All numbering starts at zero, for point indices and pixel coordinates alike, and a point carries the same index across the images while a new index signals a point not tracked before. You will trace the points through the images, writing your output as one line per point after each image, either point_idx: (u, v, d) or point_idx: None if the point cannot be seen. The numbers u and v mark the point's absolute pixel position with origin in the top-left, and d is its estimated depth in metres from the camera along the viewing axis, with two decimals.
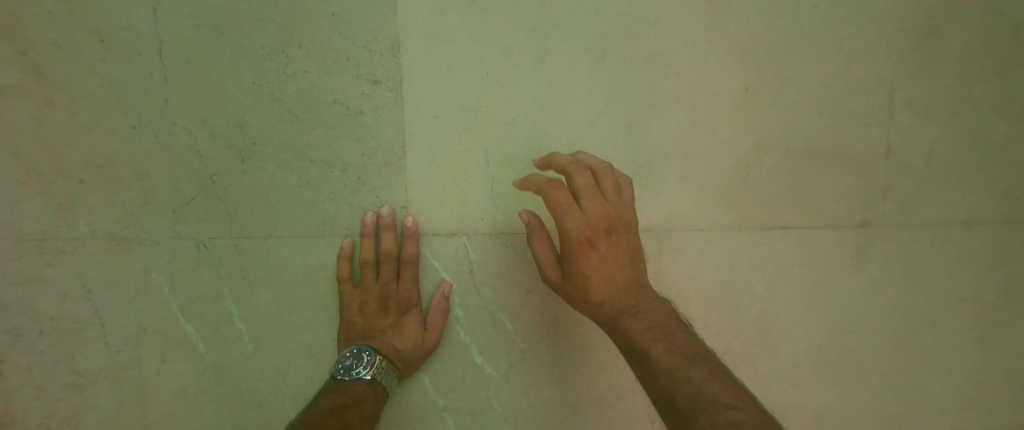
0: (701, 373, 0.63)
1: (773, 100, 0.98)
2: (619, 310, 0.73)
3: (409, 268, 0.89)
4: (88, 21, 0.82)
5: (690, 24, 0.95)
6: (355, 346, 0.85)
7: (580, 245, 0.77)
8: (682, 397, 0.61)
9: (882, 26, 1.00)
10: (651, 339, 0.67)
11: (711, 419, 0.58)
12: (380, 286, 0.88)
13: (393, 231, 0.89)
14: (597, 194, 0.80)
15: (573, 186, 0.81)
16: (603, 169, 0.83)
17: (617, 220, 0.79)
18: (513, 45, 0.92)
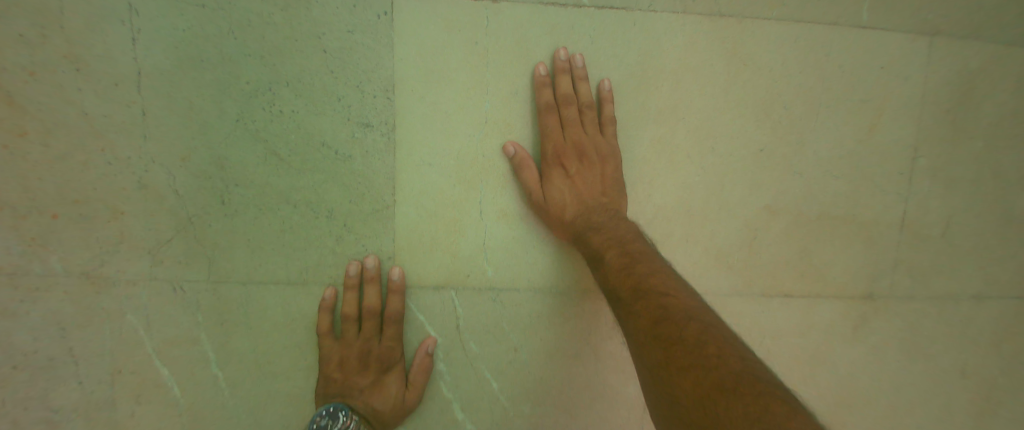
0: (645, 269, 0.74)
1: (798, 159, 0.92)
2: (586, 227, 0.81)
3: (393, 325, 0.87)
4: (61, 47, 0.77)
5: (709, 77, 0.88)
6: (331, 405, 0.82)
7: (553, 166, 0.83)
8: (625, 290, 0.73)
9: (910, 88, 0.94)
10: (608, 246, 0.78)
11: (644, 305, 0.70)
12: (361, 342, 0.87)
13: (376, 285, 0.86)
14: (579, 121, 0.84)
15: (559, 111, 0.84)
16: (587, 101, 0.84)
17: (592, 148, 0.83)
18: (517, 89, 0.85)
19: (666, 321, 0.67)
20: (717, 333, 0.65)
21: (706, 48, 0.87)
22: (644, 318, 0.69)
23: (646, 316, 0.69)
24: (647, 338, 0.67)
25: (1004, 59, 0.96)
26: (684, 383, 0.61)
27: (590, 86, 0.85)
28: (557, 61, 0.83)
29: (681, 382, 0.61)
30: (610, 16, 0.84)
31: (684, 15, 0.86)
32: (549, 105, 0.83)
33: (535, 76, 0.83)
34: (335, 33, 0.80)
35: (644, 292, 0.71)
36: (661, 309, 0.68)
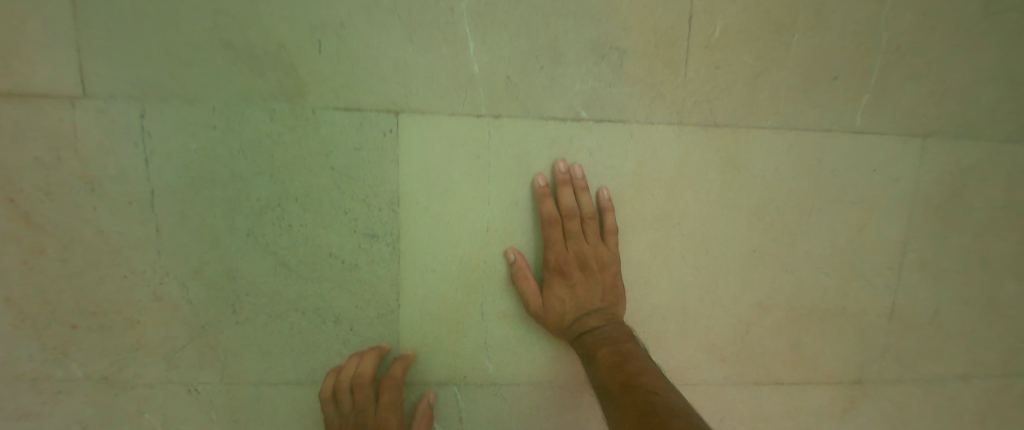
0: (635, 368, 0.78)
1: (791, 259, 0.96)
2: (583, 330, 0.85)
3: (389, 390, 0.86)
4: (76, 169, 0.79)
5: (704, 184, 0.91)
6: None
7: (555, 275, 0.86)
8: (615, 386, 0.77)
9: (900, 187, 0.98)
10: (599, 346, 0.83)
11: (632, 401, 0.74)
12: (357, 410, 0.86)
13: (375, 352, 0.87)
14: (581, 232, 0.87)
15: (562, 222, 0.86)
16: (590, 214, 0.87)
17: (594, 258, 0.86)
18: (516, 199, 0.87)
19: (653, 416, 0.71)
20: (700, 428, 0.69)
21: (700, 156, 0.90)
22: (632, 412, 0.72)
23: (634, 410, 0.73)
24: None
25: (995, 155, 1.00)
26: None
27: (590, 194, 0.88)
28: (558, 174, 0.86)
29: None
30: (608, 129, 0.88)
31: (681, 126, 0.89)
32: (552, 216, 0.85)
33: (535, 187, 0.86)
34: (341, 151, 0.82)
35: (632, 388, 0.75)
36: (648, 405, 0.72)
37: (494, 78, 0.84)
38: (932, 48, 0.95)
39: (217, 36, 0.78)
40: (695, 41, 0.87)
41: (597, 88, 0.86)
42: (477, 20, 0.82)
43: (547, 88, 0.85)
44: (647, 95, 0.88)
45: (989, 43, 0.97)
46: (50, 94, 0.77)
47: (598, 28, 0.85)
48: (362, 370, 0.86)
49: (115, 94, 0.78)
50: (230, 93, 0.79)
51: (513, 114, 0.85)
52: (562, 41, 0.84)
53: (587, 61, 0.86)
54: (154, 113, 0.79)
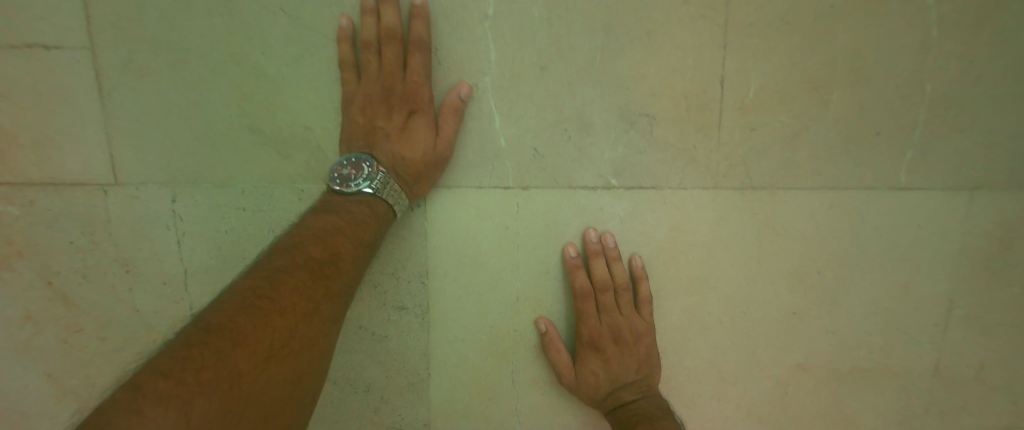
0: None
1: (830, 318, 0.93)
2: (618, 404, 0.85)
3: (417, 54, 0.75)
4: (111, 251, 0.80)
5: (738, 249, 0.88)
6: (355, 156, 0.77)
7: (588, 349, 0.85)
8: None
9: (946, 243, 0.93)
10: (634, 423, 0.81)
11: None
12: (383, 77, 0.76)
13: (395, 41, 0.75)
14: (614, 304, 0.85)
15: (596, 295, 0.85)
16: (623, 284, 0.85)
17: (627, 331, 0.85)
18: (546, 269, 0.86)
19: None
20: None
21: (736, 220, 0.88)
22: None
23: None
24: None
25: None
26: None
27: (623, 263, 0.86)
28: (589, 243, 0.84)
29: None
30: (640, 195, 0.85)
31: (715, 190, 0.86)
32: (584, 289, 0.84)
33: (566, 257, 0.84)
34: None
35: None
36: None
37: (520, 150, 0.82)
38: (983, 97, 0.89)
39: (244, 121, 0.78)
40: (728, 103, 0.83)
41: (627, 156, 0.84)
42: (500, 92, 0.80)
43: (575, 157, 0.83)
44: (678, 161, 0.85)
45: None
46: (84, 183, 0.79)
47: (624, 94, 0.81)
48: (382, 59, 0.76)
49: (148, 180, 0.79)
50: (260, 175, 0.80)
51: (541, 184, 0.84)
52: (587, 109, 0.82)
53: (615, 127, 0.83)
54: (186, 197, 0.80)
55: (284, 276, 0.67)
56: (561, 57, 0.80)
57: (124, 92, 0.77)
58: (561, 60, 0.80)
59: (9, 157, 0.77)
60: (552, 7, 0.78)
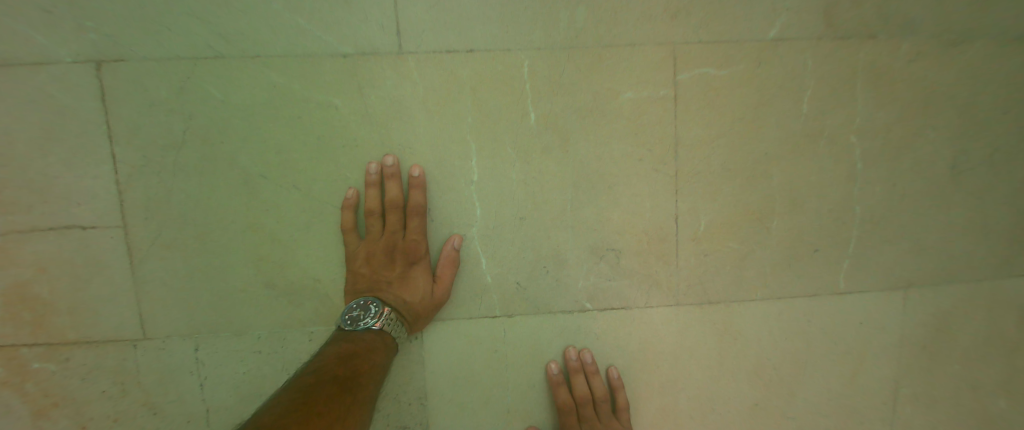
0: None
1: (787, 407, 1.06)
2: None
3: (416, 218, 0.87)
4: (140, 396, 0.90)
5: (701, 353, 1.02)
6: (362, 299, 0.86)
7: None
8: None
9: (883, 336, 1.06)
10: None
11: None
12: (385, 236, 0.88)
13: (397, 208, 0.87)
14: (595, 414, 0.98)
15: (578, 407, 0.98)
16: (601, 397, 0.97)
17: None
18: (532, 382, 0.98)
19: None
20: None
21: (697, 330, 1.01)
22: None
23: None
24: None
25: (973, 293, 1.07)
26: None
27: (600, 374, 0.99)
28: (569, 360, 0.97)
29: None
30: (612, 316, 0.98)
31: (678, 306, 1.00)
32: (566, 402, 0.96)
33: (550, 374, 0.97)
34: None
35: None
36: None
37: (505, 284, 0.94)
38: (902, 213, 1.03)
39: (261, 279, 0.89)
40: (683, 235, 0.97)
41: (598, 283, 0.96)
42: (487, 240, 0.92)
43: (552, 287, 0.95)
44: (643, 284, 0.98)
45: (960, 197, 1.03)
46: (115, 338, 0.88)
47: (594, 234, 0.95)
48: (386, 222, 0.87)
49: (172, 333, 0.89)
50: (274, 322, 0.90)
51: (524, 312, 0.96)
52: (564, 247, 0.94)
53: (587, 261, 0.96)
54: (207, 345, 0.90)
55: (319, 390, 0.73)
56: (537, 208, 0.93)
57: (150, 260, 0.87)
58: (538, 211, 0.93)
59: (49, 321, 0.87)
60: (529, 169, 0.91)
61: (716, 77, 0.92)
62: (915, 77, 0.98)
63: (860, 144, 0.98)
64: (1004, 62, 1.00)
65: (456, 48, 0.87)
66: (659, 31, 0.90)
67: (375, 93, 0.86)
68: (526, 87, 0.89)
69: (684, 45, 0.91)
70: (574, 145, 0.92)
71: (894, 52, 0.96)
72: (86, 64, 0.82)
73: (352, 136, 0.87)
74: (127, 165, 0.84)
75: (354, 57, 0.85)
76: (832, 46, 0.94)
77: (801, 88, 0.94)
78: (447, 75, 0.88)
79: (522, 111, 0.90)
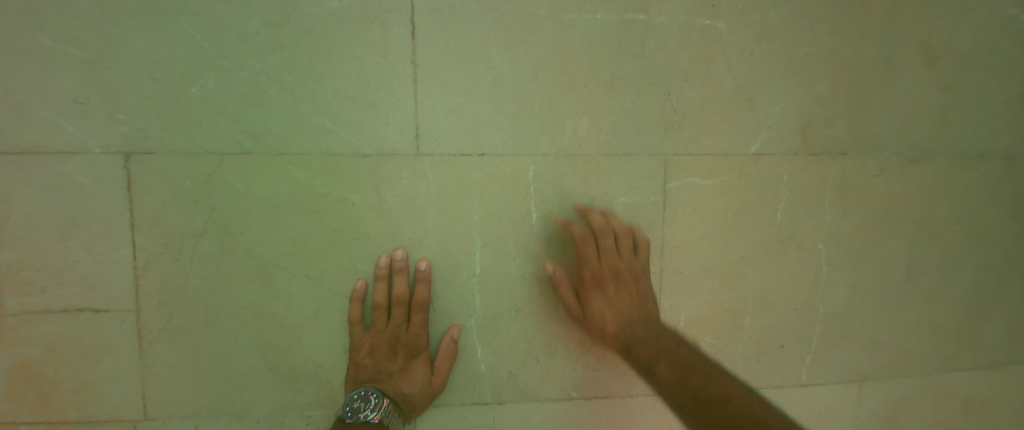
0: (696, 370, 0.80)
1: None
2: (632, 342, 0.89)
3: (419, 313, 0.93)
4: None
5: None
6: (362, 389, 0.89)
7: (591, 286, 0.95)
8: (688, 381, 0.79)
9: (843, 424, 1.14)
10: (657, 359, 0.84)
11: (710, 394, 0.76)
12: (389, 330, 0.93)
13: (402, 303, 0.93)
14: (614, 248, 0.96)
15: (597, 241, 0.97)
16: (621, 231, 0.97)
17: (627, 268, 0.95)
18: None
19: (732, 406, 0.73)
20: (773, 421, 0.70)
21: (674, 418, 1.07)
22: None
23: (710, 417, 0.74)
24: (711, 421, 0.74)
25: (923, 384, 1.17)
26: None
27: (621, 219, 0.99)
28: (580, 228, 0.96)
29: None
30: (595, 403, 1.03)
31: (656, 395, 1.06)
32: (584, 235, 0.96)
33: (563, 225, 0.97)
34: None
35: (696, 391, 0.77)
36: (718, 399, 0.75)
37: (498, 372, 0.99)
38: (864, 313, 1.11)
39: (265, 363, 0.92)
40: None
41: (585, 373, 1.02)
42: (485, 330, 0.98)
43: (541, 375, 1.01)
44: (627, 373, 1.04)
45: (913, 298, 1.13)
46: (117, 418, 0.90)
47: None
48: (390, 316, 0.93)
49: (174, 414, 0.91)
50: (275, 406, 0.93)
51: (514, 399, 1.00)
52: (553, 339, 1.00)
53: (575, 351, 1.01)
54: (207, 426, 0.92)
55: None
56: (532, 302, 0.99)
57: (158, 343, 0.89)
58: (533, 304, 0.99)
59: (52, 400, 0.88)
60: (527, 265, 0.98)
61: (700, 185, 1.00)
62: (878, 191, 1.07)
63: (827, 249, 1.07)
64: (958, 178, 1.11)
65: (468, 152, 0.93)
66: (654, 142, 0.98)
67: (390, 190, 0.92)
68: (531, 189, 0.96)
69: (675, 157, 0.99)
70: (570, 244, 0.99)
71: (862, 168, 1.06)
72: (114, 155, 0.85)
73: (366, 230, 0.92)
74: (144, 252, 0.87)
75: (373, 157, 0.91)
76: (806, 162, 1.03)
77: (776, 200, 1.03)
78: (459, 175, 0.94)
79: (525, 211, 0.96)
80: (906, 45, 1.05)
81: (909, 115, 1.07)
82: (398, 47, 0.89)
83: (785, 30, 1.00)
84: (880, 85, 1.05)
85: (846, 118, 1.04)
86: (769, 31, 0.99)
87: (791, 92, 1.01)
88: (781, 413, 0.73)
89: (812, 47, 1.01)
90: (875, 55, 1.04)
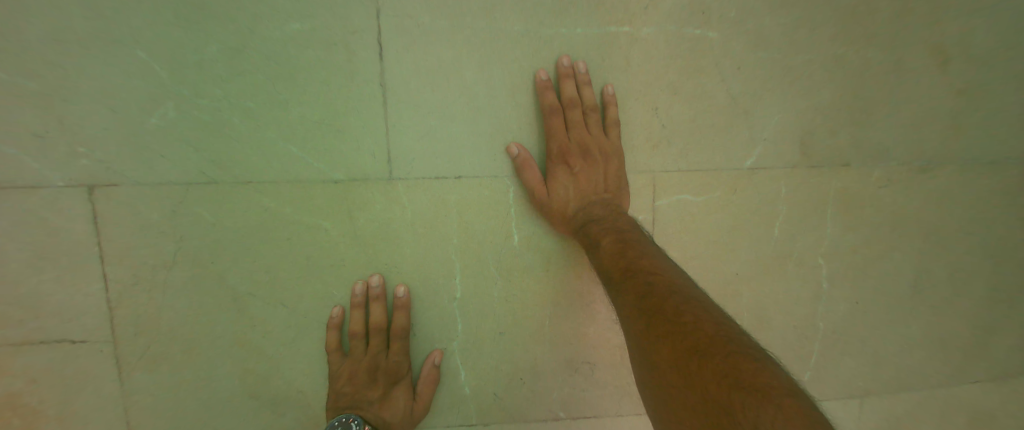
0: (637, 253, 0.80)
1: None
2: (589, 221, 0.87)
3: (398, 340, 0.91)
4: None
5: None
6: (343, 416, 0.87)
7: (558, 164, 0.88)
8: (617, 271, 0.80)
9: None
10: (604, 236, 0.84)
11: (632, 284, 0.77)
12: (368, 357, 0.91)
13: (380, 331, 0.91)
14: (583, 122, 0.90)
15: (564, 113, 0.90)
16: (590, 105, 0.89)
17: (596, 148, 0.89)
18: None
19: (652, 296, 0.73)
20: (697, 306, 0.71)
21: None
22: (676, 344, 0.66)
23: (633, 292, 0.75)
24: (632, 313, 0.74)
25: (936, 400, 1.10)
26: (663, 350, 0.68)
27: (594, 90, 0.91)
28: (562, 68, 0.89)
29: (659, 349, 0.68)
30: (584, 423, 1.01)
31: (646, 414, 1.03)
32: (553, 106, 0.88)
33: (538, 80, 0.89)
34: None
35: (632, 272, 0.77)
36: (647, 286, 0.74)
37: (483, 395, 0.97)
38: (867, 328, 1.05)
39: (246, 389, 0.91)
40: None
41: (573, 393, 1.00)
42: (467, 353, 0.95)
43: (527, 396, 0.99)
44: (616, 394, 1.02)
45: (921, 312, 1.06)
46: None
47: (570, 348, 0.98)
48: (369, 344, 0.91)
49: None
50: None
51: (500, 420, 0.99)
52: (539, 361, 0.98)
53: (562, 372, 0.99)
54: None
55: None
56: (516, 325, 0.96)
57: (138, 373, 0.88)
58: (517, 327, 0.96)
59: None
60: (509, 288, 0.94)
61: (691, 203, 0.95)
62: (884, 203, 1.01)
63: (826, 266, 1.02)
64: (973, 185, 1.04)
65: (445, 175, 0.90)
66: (640, 161, 0.93)
67: (364, 215, 0.89)
68: (511, 211, 0.92)
69: (664, 173, 0.94)
70: (554, 265, 0.95)
71: (866, 180, 1.00)
72: (79, 188, 0.83)
73: (340, 256, 0.89)
74: (118, 284, 0.86)
75: (344, 182, 0.88)
76: (804, 175, 0.98)
77: (773, 215, 0.98)
78: (436, 200, 0.90)
79: (506, 233, 0.92)
80: (914, 49, 0.98)
81: (918, 121, 1.00)
82: (367, 69, 0.86)
83: (782, 36, 0.94)
84: (886, 92, 0.98)
85: (849, 128, 0.98)
86: (766, 40, 0.94)
87: (787, 101, 0.96)
88: (717, 310, 0.72)
89: (812, 53, 0.96)
90: (882, 62, 0.97)
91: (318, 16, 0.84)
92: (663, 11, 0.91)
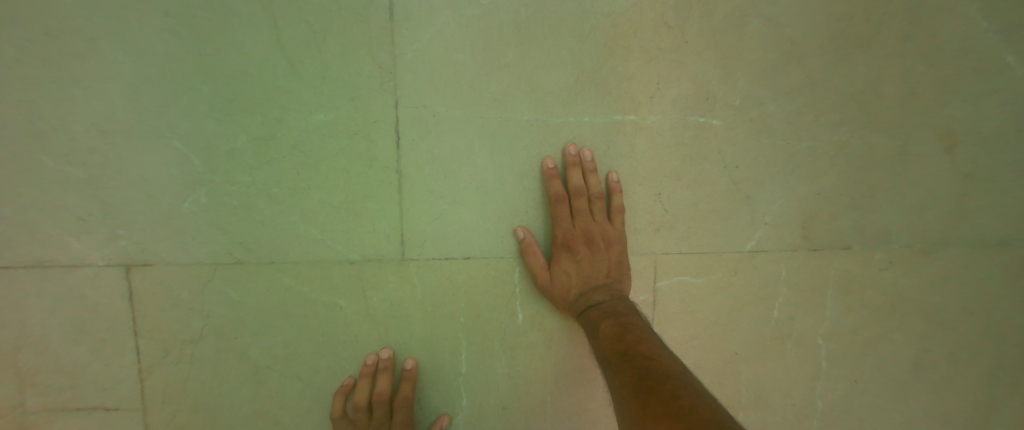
0: (635, 338, 0.83)
1: None
2: (590, 306, 0.91)
3: (401, 410, 0.94)
4: None
5: None
6: None
7: (562, 249, 0.91)
8: (615, 354, 0.82)
9: None
10: (602, 320, 0.88)
11: (630, 366, 0.78)
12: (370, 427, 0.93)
13: (384, 402, 0.94)
14: (588, 210, 0.93)
15: (570, 200, 0.93)
16: (595, 194, 0.92)
17: (600, 235, 0.92)
18: None
19: (650, 378, 0.75)
20: (694, 393, 0.72)
21: None
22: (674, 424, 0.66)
23: (631, 374, 0.77)
24: (630, 393, 0.75)
25: None
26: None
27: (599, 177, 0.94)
28: (568, 156, 0.92)
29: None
30: None
31: None
32: (558, 195, 0.91)
33: (545, 169, 0.92)
34: None
35: (630, 355, 0.79)
36: (646, 369, 0.76)
37: None
38: (867, 405, 1.06)
39: None
40: None
41: None
42: (471, 424, 0.99)
43: None
44: None
45: (923, 392, 1.06)
46: None
47: (571, 422, 1.01)
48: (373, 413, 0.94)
49: None
50: None
51: None
52: None
53: None
54: None
55: None
56: (519, 399, 0.99)
57: None
58: (520, 401, 0.99)
59: None
60: (513, 363, 0.98)
61: (693, 284, 0.98)
62: (886, 285, 1.03)
63: (826, 345, 1.03)
64: (978, 269, 1.04)
65: (454, 256, 0.94)
66: (643, 245, 0.96)
67: (377, 295, 0.93)
68: (517, 291, 0.96)
69: (665, 256, 0.97)
70: (557, 342, 0.98)
71: (867, 262, 1.01)
72: (116, 267, 0.89)
73: (353, 333, 0.94)
74: (148, 355, 0.92)
75: (359, 263, 0.92)
76: (805, 258, 1.00)
77: (774, 296, 1.00)
78: (445, 279, 0.94)
79: (511, 312, 0.96)
80: (917, 133, 0.99)
81: (922, 207, 1.01)
82: (384, 156, 0.90)
83: (785, 123, 0.97)
84: (889, 178, 1.00)
85: (851, 212, 1.00)
86: (770, 128, 0.96)
87: (790, 186, 0.98)
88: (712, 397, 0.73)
89: (815, 139, 0.98)
90: (887, 149, 0.99)
91: (341, 107, 0.89)
92: (669, 99, 0.94)
